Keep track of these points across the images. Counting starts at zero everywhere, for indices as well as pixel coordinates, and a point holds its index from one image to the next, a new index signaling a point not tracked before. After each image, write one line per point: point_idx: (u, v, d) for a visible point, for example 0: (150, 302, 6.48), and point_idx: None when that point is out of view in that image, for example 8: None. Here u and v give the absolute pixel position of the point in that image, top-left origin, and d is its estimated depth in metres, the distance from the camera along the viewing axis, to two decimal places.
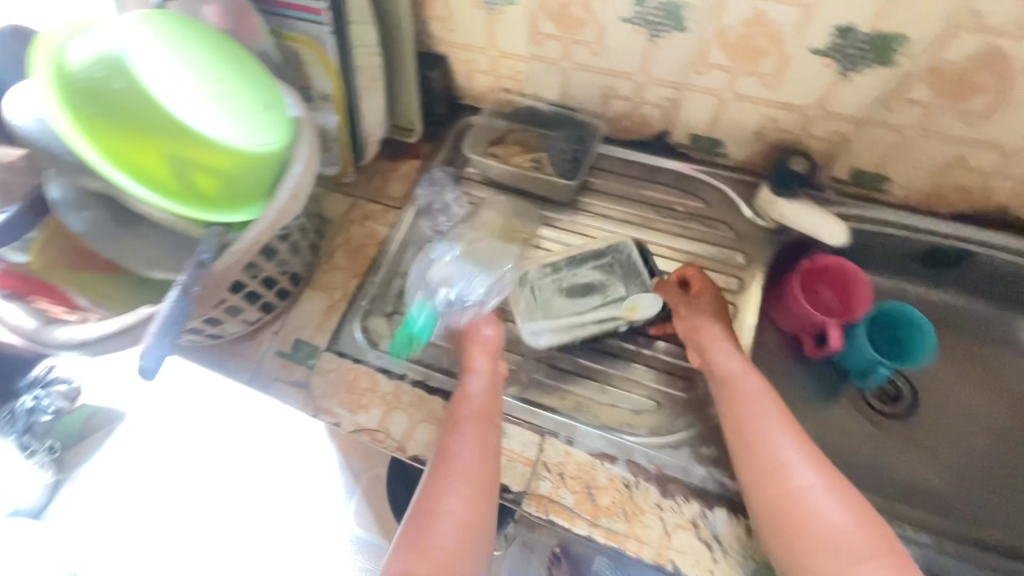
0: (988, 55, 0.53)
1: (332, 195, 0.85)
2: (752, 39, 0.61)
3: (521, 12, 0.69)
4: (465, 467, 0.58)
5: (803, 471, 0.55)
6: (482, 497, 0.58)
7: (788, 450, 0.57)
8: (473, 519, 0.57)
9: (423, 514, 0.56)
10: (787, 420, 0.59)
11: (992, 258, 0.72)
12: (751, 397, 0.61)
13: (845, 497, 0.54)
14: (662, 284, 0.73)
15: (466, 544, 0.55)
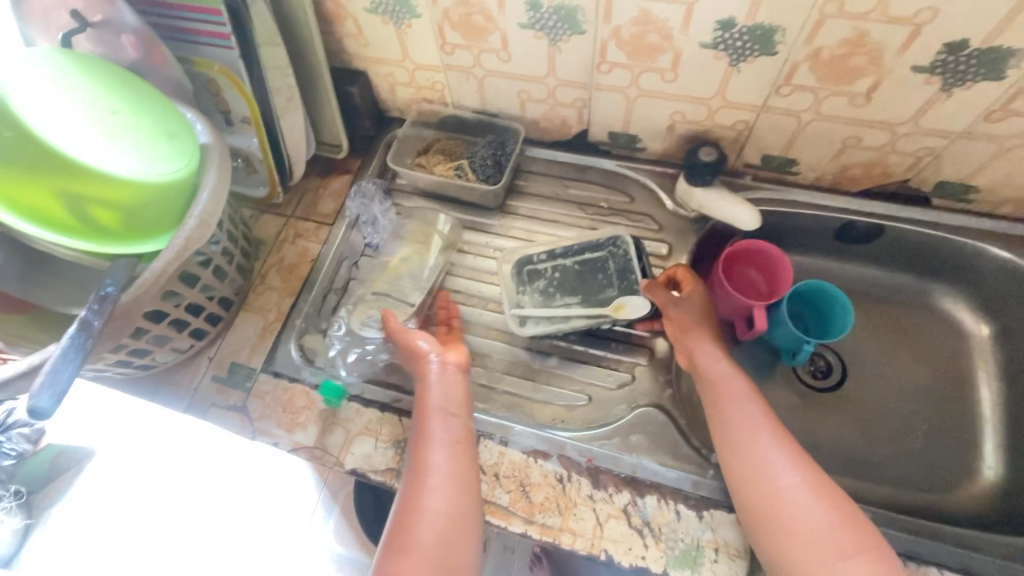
0: (859, 39, 0.55)
1: (265, 217, 0.86)
2: (645, 36, 0.62)
3: (426, 24, 0.70)
4: (444, 458, 0.59)
5: (784, 470, 0.55)
6: (465, 482, 0.59)
7: (768, 448, 0.57)
8: (462, 506, 0.57)
9: (413, 513, 0.56)
10: (767, 419, 0.59)
11: (902, 230, 0.75)
12: (735, 399, 0.61)
13: (824, 492, 0.54)
14: (651, 286, 0.70)
15: (459, 531, 0.56)
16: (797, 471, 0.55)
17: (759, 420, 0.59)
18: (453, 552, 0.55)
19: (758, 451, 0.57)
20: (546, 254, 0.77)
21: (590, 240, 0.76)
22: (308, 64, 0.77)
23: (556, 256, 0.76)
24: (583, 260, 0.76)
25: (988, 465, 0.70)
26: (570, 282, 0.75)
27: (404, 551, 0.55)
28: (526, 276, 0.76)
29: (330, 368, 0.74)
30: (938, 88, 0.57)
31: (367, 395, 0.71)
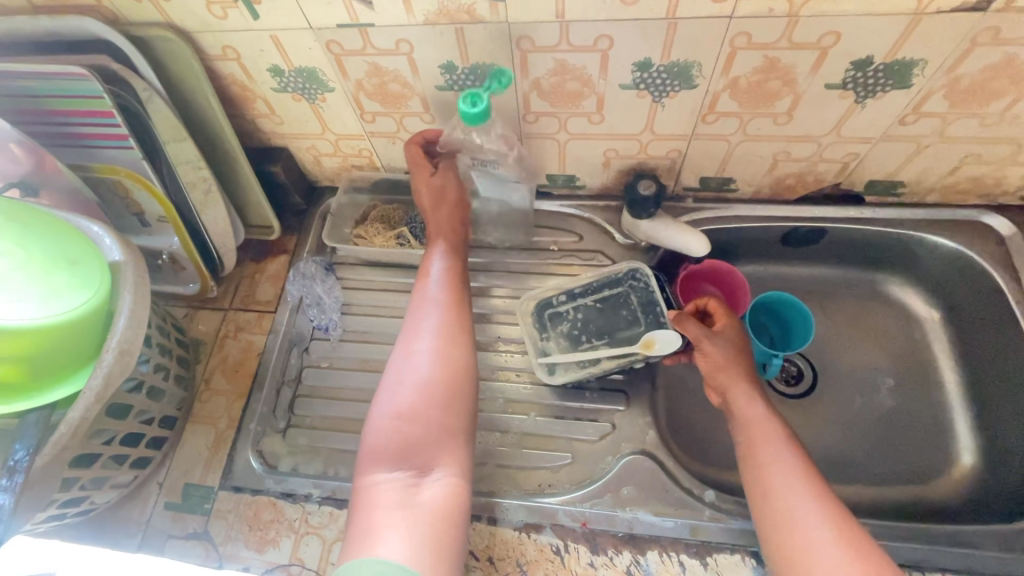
0: (772, 66, 0.56)
1: (201, 315, 0.80)
2: (566, 84, 0.61)
3: (340, 97, 0.68)
4: (449, 269, 0.65)
5: (813, 524, 0.51)
6: (464, 287, 0.65)
7: (797, 500, 0.53)
8: (463, 302, 0.62)
9: (421, 301, 0.61)
10: (802, 471, 0.55)
11: (843, 230, 0.76)
12: (768, 444, 0.58)
13: (860, 556, 0.48)
14: (683, 320, 0.65)
15: (462, 322, 0.60)
16: (830, 528, 0.51)
17: (790, 470, 0.55)
18: (458, 339, 0.59)
19: (788, 505, 0.53)
20: (565, 295, 0.74)
21: (609, 276, 0.74)
22: (222, 152, 0.73)
23: (576, 296, 0.73)
24: (603, 297, 0.74)
25: (965, 450, 0.71)
26: (598, 319, 0.73)
27: (410, 331, 0.59)
28: (547, 320, 0.73)
29: (295, 472, 0.69)
30: (853, 101, 0.59)
31: (338, 495, 0.66)
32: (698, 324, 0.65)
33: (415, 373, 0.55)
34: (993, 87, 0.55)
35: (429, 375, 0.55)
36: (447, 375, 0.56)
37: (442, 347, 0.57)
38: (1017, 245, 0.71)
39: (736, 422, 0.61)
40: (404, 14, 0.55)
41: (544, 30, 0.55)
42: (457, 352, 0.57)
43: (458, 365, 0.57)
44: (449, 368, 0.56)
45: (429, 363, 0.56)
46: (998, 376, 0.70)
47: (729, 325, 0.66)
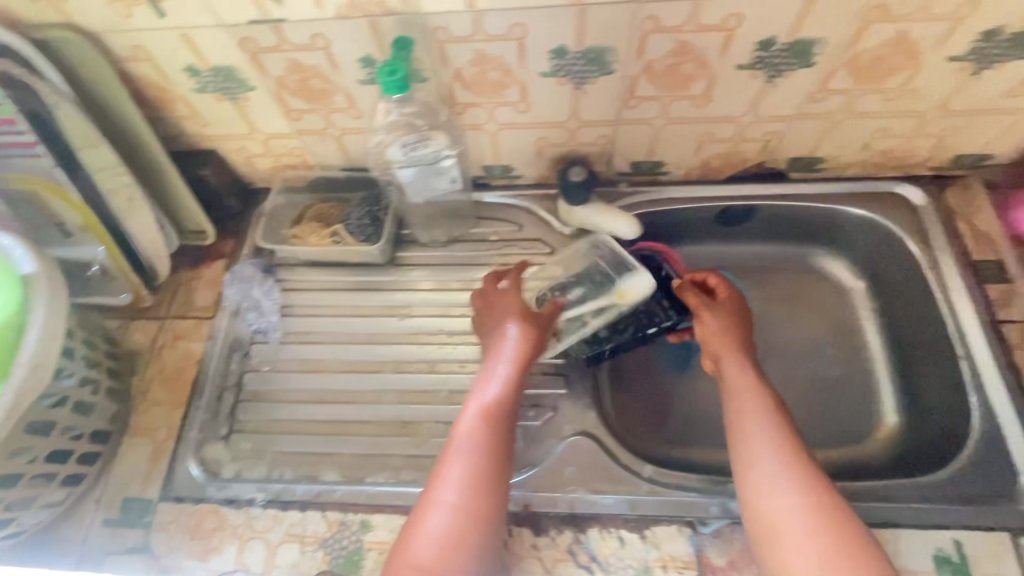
0: (683, 49, 0.57)
1: (135, 325, 0.77)
2: (487, 74, 0.62)
3: (262, 95, 0.66)
4: (499, 406, 0.60)
5: (786, 496, 0.54)
6: (505, 427, 0.59)
7: (772, 472, 0.55)
8: (501, 452, 0.58)
9: (456, 440, 0.58)
10: (781, 442, 0.56)
11: (771, 207, 0.79)
12: (750, 408, 0.59)
13: (824, 530, 0.51)
14: (683, 289, 0.70)
15: (494, 475, 0.56)
16: (801, 500, 0.53)
17: (767, 439, 0.57)
18: (487, 492, 0.55)
19: (763, 476, 0.55)
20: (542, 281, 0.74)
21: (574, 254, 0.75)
22: (144, 155, 0.70)
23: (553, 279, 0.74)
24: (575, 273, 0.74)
25: (889, 412, 0.75)
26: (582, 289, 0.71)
27: (443, 475, 0.56)
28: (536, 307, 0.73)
29: (238, 477, 0.68)
30: (763, 80, 0.61)
31: (283, 497, 0.65)
32: (696, 296, 0.69)
33: (435, 526, 0.53)
34: (890, 63, 0.58)
35: (449, 533, 0.53)
36: (468, 533, 0.53)
37: (467, 503, 0.54)
38: (929, 214, 0.74)
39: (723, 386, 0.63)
40: (314, 9, 0.55)
41: (457, 20, 0.55)
42: (481, 510, 0.54)
43: (480, 522, 0.54)
44: (467, 526, 0.53)
45: (451, 519, 0.53)
46: (918, 339, 0.73)
47: (731, 301, 0.69)
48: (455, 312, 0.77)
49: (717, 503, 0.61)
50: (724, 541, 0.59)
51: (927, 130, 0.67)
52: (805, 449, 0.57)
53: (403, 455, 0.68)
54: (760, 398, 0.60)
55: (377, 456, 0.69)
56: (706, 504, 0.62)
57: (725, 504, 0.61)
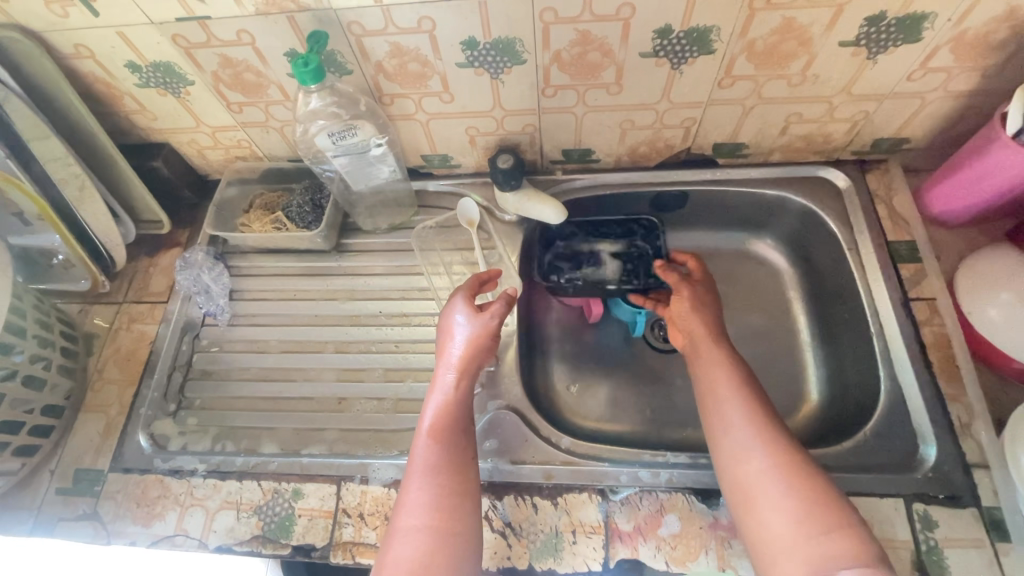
0: (585, 38, 0.60)
1: (96, 309, 0.82)
2: (407, 66, 0.65)
3: (201, 89, 0.70)
4: (447, 418, 0.61)
5: (757, 455, 0.55)
6: (457, 436, 0.60)
7: (743, 433, 0.57)
8: (457, 463, 0.58)
9: (413, 463, 0.59)
10: (752, 406, 0.59)
11: (703, 192, 0.80)
12: (718, 376, 0.62)
13: (795, 484, 0.52)
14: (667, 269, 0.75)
15: (454, 488, 0.57)
16: (768, 458, 0.55)
17: (739, 404, 0.59)
18: (449, 502, 0.56)
19: (734, 437, 0.57)
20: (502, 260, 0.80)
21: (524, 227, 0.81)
22: (96, 147, 0.74)
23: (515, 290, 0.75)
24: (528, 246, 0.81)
25: (813, 390, 0.77)
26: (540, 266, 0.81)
27: (405, 501, 0.56)
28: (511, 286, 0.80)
29: (183, 450, 0.72)
30: (669, 68, 0.63)
31: (223, 468, 0.69)
32: (676, 273, 0.74)
33: (403, 552, 0.53)
34: (786, 49, 0.60)
35: (417, 556, 0.53)
36: (435, 555, 0.53)
37: (432, 522, 0.54)
38: (851, 196, 0.76)
39: (697, 359, 0.66)
40: (234, 5, 0.58)
41: (369, 15, 0.59)
42: (447, 527, 0.54)
43: (447, 539, 0.54)
44: (434, 547, 0.53)
45: (418, 543, 0.53)
46: (839, 319, 0.75)
47: (707, 282, 0.74)
48: (396, 296, 0.81)
49: (628, 472, 0.64)
50: (632, 507, 0.62)
51: (839, 115, 0.69)
52: (774, 414, 0.59)
53: (338, 429, 0.72)
54: (731, 368, 0.63)
55: (314, 430, 0.72)
56: (617, 473, 0.64)
57: (635, 473, 0.64)
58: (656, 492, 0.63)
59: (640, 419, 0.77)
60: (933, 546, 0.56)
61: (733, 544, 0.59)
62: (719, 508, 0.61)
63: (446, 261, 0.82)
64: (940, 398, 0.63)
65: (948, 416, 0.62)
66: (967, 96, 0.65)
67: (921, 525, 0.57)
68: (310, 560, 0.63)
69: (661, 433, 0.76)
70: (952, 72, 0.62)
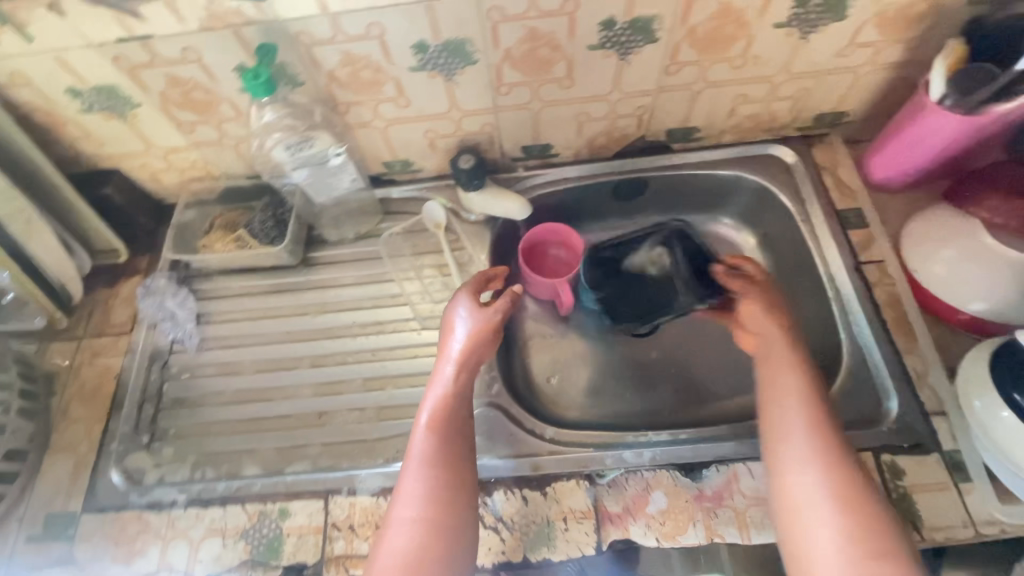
0: (534, 34, 0.62)
1: (54, 347, 0.78)
2: (359, 73, 0.65)
3: (148, 110, 0.69)
4: (446, 411, 0.62)
5: (811, 472, 0.55)
6: (457, 437, 0.61)
7: (800, 448, 0.57)
8: (454, 459, 0.59)
9: (410, 455, 0.60)
10: (816, 418, 0.58)
11: (661, 177, 0.82)
12: (783, 384, 0.61)
13: (850, 506, 0.52)
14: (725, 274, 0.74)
15: (450, 482, 0.57)
16: (820, 472, 0.55)
17: (802, 416, 0.58)
18: (445, 495, 0.57)
19: (791, 450, 0.57)
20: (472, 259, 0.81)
21: (491, 225, 0.82)
22: (40, 178, 0.71)
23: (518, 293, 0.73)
24: (496, 244, 0.82)
25: None
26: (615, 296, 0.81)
27: (402, 493, 0.57)
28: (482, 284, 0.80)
29: (161, 482, 0.70)
30: (617, 59, 0.65)
31: (204, 496, 0.68)
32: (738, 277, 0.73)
33: (397, 543, 0.54)
34: (725, 33, 0.63)
35: (411, 547, 0.54)
36: (428, 549, 0.54)
37: (427, 514, 0.55)
38: (800, 171, 0.79)
39: (765, 365, 0.65)
40: (176, 22, 0.57)
41: (317, 24, 0.59)
42: (442, 522, 0.55)
43: (441, 533, 0.55)
44: (428, 542, 0.54)
45: (412, 534, 0.54)
46: (800, 288, 0.78)
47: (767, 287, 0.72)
48: (369, 305, 0.80)
49: (613, 455, 0.65)
50: (619, 489, 0.63)
51: (781, 93, 0.73)
52: (838, 429, 0.58)
53: (321, 444, 0.71)
54: (796, 377, 0.62)
55: (296, 448, 0.71)
56: (602, 457, 0.65)
57: (619, 455, 0.65)
58: (641, 471, 0.64)
59: (622, 403, 0.79)
60: (902, 492, 0.59)
61: (719, 514, 0.61)
62: (702, 480, 0.63)
63: (416, 266, 0.82)
64: (897, 354, 0.67)
65: (906, 369, 0.66)
66: (895, 67, 0.69)
67: (889, 474, 0.60)
68: None
69: (642, 415, 0.77)
70: (879, 46, 0.66)
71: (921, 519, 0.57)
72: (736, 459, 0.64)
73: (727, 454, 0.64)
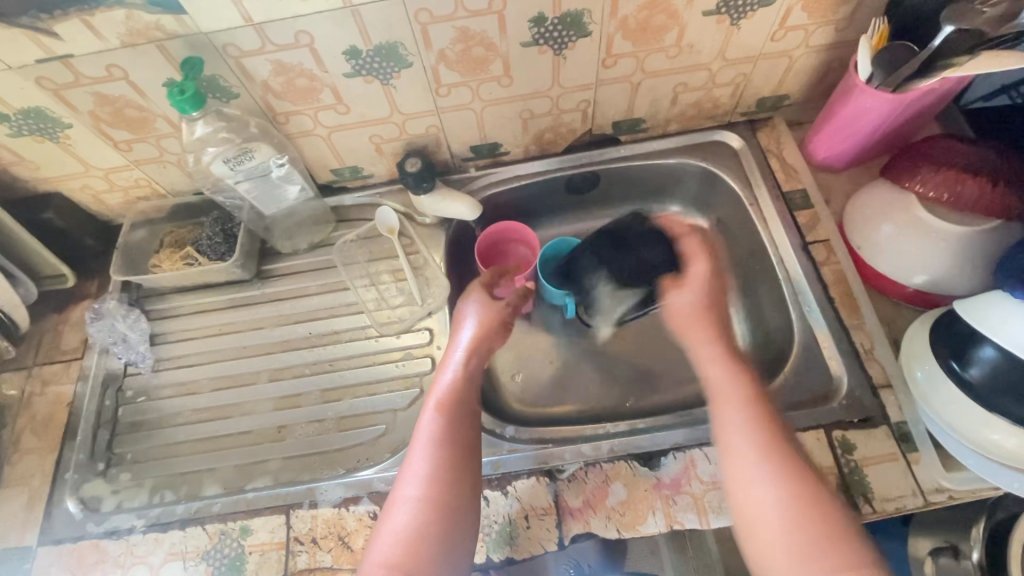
0: (465, 34, 0.61)
1: (3, 378, 0.76)
2: (294, 82, 0.64)
3: (82, 131, 0.67)
4: (457, 395, 0.61)
5: (764, 485, 0.51)
6: (465, 422, 0.60)
7: (748, 462, 0.52)
8: (461, 441, 0.58)
9: (417, 437, 0.59)
10: (766, 428, 0.54)
11: (611, 170, 0.82)
12: (723, 386, 0.57)
13: (807, 519, 0.48)
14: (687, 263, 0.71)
15: (458, 465, 0.56)
16: (778, 487, 0.50)
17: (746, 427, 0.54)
18: (449, 478, 0.55)
19: (739, 467, 0.53)
20: (427, 262, 0.80)
21: (444, 227, 0.81)
22: None
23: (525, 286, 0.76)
24: (450, 246, 0.82)
25: (740, 342, 0.80)
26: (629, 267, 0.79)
27: (407, 472, 0.57)
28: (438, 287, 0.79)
29: (118, 509, 0.68)
30: (552, 54, 0.65)
31: (163, 520, 0.66)
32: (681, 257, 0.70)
33: (399, 521, 0.54)
34: (656, 23, 0.64)
35: (412, 526, 0.53)
36: (427, 530, 0.53)
37: (429, 494, 0.54)
38: (746, 155, 0.80)
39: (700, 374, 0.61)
40: (97, 40, 0.56)
41: (243, 35, 0.58)
42: (443, 505, 0.54)
43: (444, 514, 0.54)
44: (429, 523, 0.53)
45: (414, 514, 0.54)
46: (752, 272, 0.79)
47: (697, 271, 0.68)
48: (326, 315, 0.79)
49: (571, 449, 0.65)
50: (579, 483, 0.63)
51: (720, 80, 0.73)
52: (785, 435, 0.54)
53: (282, 458, 0.71)
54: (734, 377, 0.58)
55: (257, 463, 0.71)
56: (562, 451, 0.65)
57: (579, 449, 0.65)
58: (601, 463, 0.64)
59: (585, 396, 0.79)
60: (854, 466, 0.60)
61: (678, 500, 0.61)
62: (661, 468, 0.63)
63: (371, 272, 0.81)
64: (845, 330, 0.68)
65: (853, 345, 0.67)
66: (827, 49, 0.70)
67: (842, 450, 0.61)
68: None
69: (606, 407, 0.78)
70: (809, 29, 0.67)
71: (873, 491, 0.58)
72: (694, 445, 0.64)
73: (684, 440, 0.65)
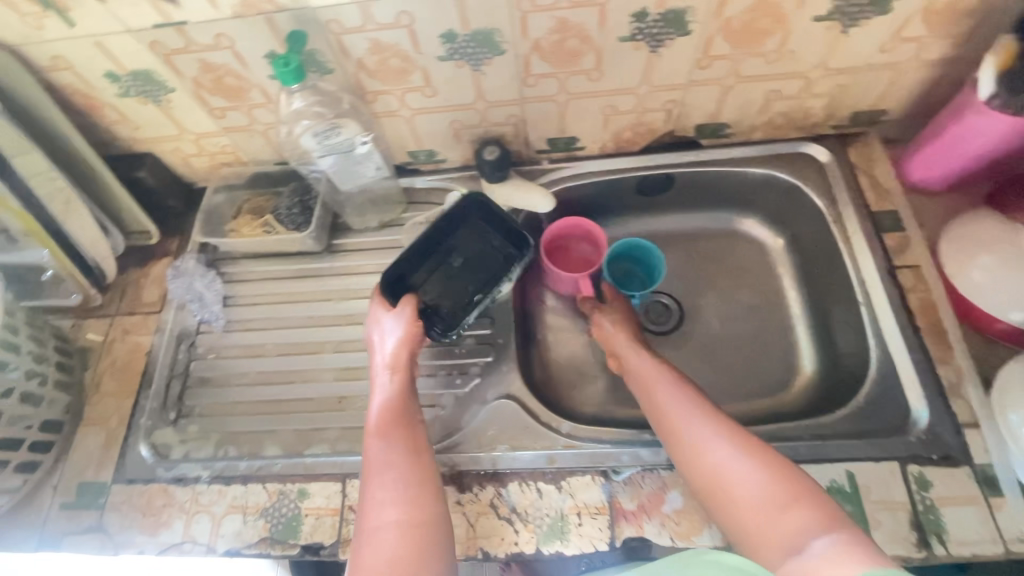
0: (562, 25, 0.61)
1: (88, 324, 0.81)
2: (387, 62, 0.65)
3: (183, 95, 0.70)
4: (390, 412, 0.60)
5: (715, 448, 0.53)
6: (409, 428, 0.59)
7: (695, 431, 0.55)
8: (414, 439, 0.58)
9: (371, 469, 0.56)
10: (697, 402, 0.58)
11: (688, 174, 0.80)
12: (654, 380, 0.62)
13: (759, 462, 0.51)
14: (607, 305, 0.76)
15: (415, 465, 0.56)
16: (726, 444, 0.53)
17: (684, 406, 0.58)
18: (410, 489, 0.54)
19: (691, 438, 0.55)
20: None
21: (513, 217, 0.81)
22: (79, 159, 0.73)
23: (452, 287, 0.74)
24: None
25: (807, 363, 0.77)
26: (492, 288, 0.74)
27: (368, 510, 0.54)
28: None
29: (186, 458, 0.72)
30: (647, 51, 0.64)
31: (226, 474, 0.70)
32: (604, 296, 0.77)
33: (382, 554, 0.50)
34: (760, 26, 0.61)
35: (395, 553, 0.50)
36: (411, 543, 0.51)
37: (406, 516, 0.52)
38: (834, 170, 0.77)
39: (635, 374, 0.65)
40: (211, 8, 0.58)
41: (347, 12, 0.59)
42: (419, 518, 0.53)
43: (423, 522, 0.52)
44: (410, 539, 0.51)
45: (395, 538, 0.51)
46: (828, 291, 0.76)
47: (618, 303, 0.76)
48: None
49: (629, 453, 0.65)
50: (634, 486, 0.63)
51: (816, 90, 0.70)
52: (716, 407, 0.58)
53: (339, 428, 0.73)
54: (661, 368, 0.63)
55: (315, 430, 0.73)
56: (619, 453, 0.65)
57: (636, 453, 0.65)
58: (658, 469, 0.63)
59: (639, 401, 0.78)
60: (929, 505, 0.57)
61: None
62: None
63: None
64: (929, 362, 0.64)
65: (938, 379, 0.64)
66: (938, 65, 0.66)
67: (917, 486, 0.58)
68: (320, 558, 0.63)
69: None
70: (924, 42, 0.63)
71: (948, 534, 0.56)
72: None
73: None
